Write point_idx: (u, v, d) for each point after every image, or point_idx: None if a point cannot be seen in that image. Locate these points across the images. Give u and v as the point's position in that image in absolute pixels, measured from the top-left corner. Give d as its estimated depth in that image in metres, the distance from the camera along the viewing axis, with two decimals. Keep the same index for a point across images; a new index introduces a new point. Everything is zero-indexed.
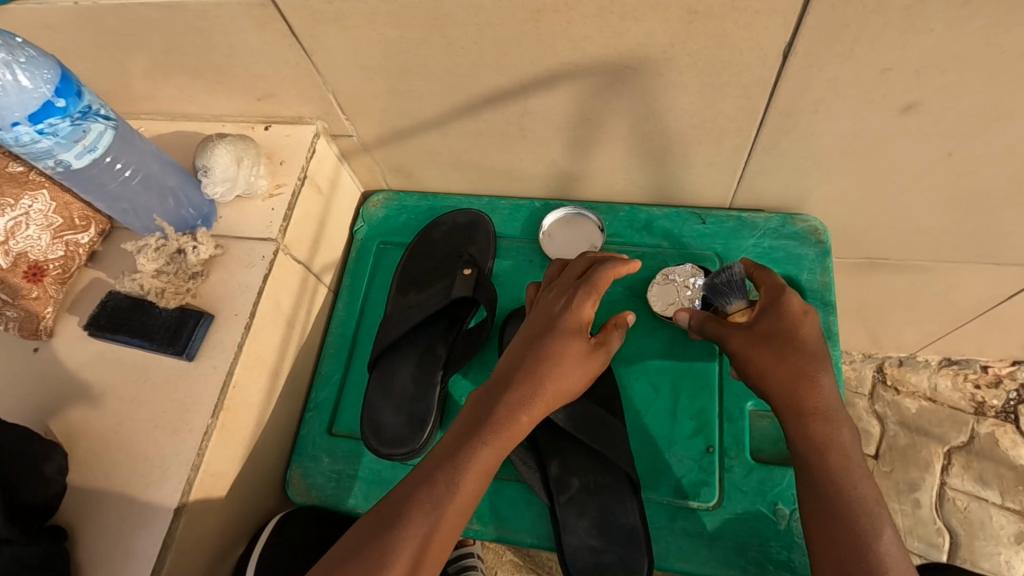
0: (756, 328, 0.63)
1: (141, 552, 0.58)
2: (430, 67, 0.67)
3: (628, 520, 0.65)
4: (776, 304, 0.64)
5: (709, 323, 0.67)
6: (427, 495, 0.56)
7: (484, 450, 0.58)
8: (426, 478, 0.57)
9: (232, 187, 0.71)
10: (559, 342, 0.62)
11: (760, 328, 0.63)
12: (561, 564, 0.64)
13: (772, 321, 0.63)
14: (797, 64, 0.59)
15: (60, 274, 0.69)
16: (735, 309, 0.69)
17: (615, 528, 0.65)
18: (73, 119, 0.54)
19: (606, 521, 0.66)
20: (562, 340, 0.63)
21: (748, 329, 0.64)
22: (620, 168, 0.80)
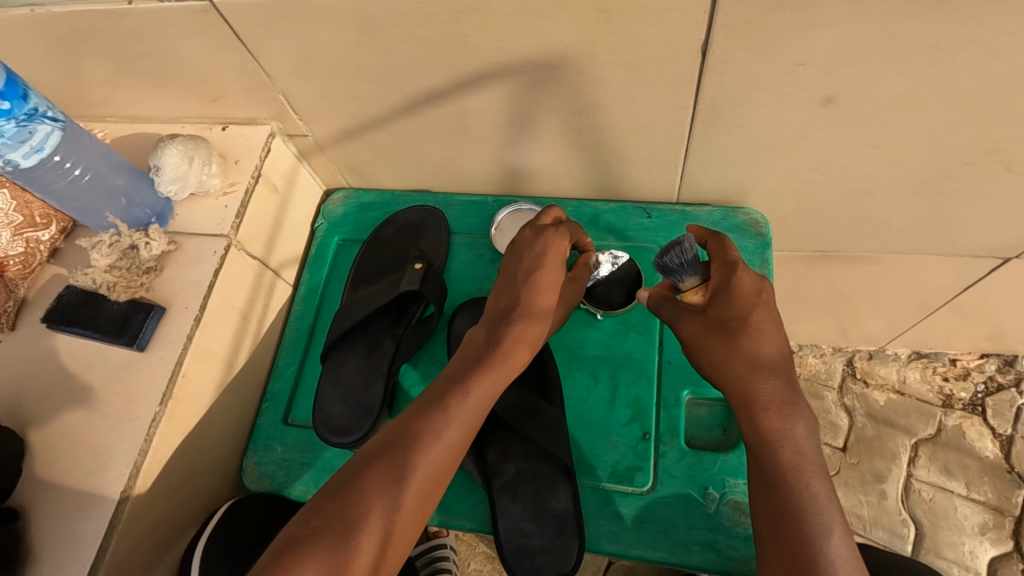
0: (709, 316, 0.63)
1: (87, 534, 0.61)
2: (368, 69, 0.69)
3: (560, 506, 0.67)
4: (728, 286, 0.63)
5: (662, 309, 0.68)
6: (427, 425, 0.58)
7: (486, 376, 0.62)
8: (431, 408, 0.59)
9: (184, 185, 0.73)
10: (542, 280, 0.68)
11: (713, 314, 0.63)
12: (495, 546, 0.66)
13: (726, 307, 0.63)
14: (716, 60, 0.61)
15: (20, 269, 0.72)
16: (689, 286, 0.68)
17: (548, 513, 0.67)
18: (17, 121, 0.56)
19: (539, 507, 0.67)
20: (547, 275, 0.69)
21: (703, 316, 0.64)
22: (565, 164, 0.82)
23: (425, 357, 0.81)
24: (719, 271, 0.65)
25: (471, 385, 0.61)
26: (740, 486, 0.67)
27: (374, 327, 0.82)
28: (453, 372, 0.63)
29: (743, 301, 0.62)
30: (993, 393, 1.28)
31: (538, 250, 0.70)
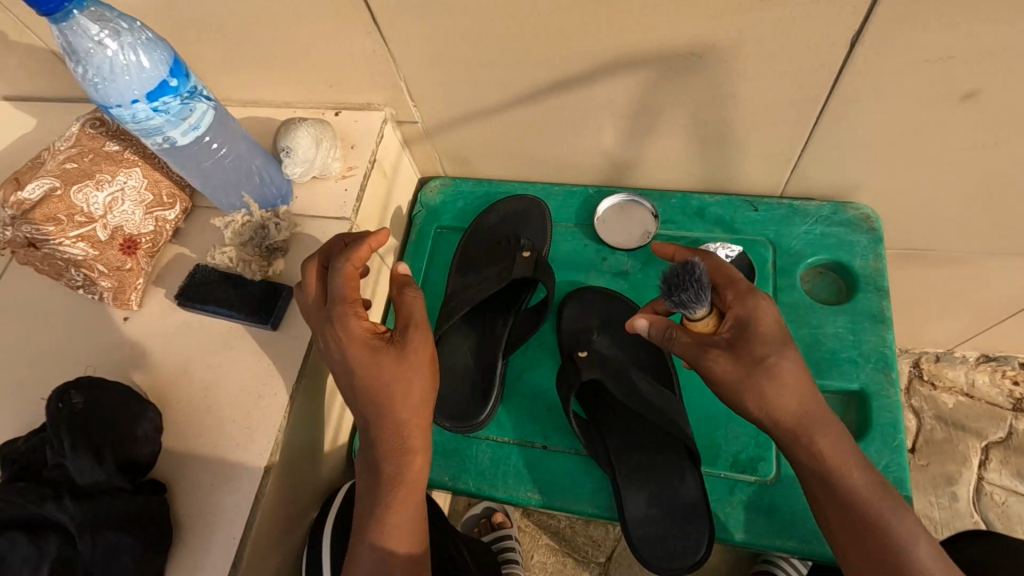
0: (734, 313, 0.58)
1: (233, 508, 0.61)
2: (499, 56, 0.70)
3: (688, 493, 0.68)
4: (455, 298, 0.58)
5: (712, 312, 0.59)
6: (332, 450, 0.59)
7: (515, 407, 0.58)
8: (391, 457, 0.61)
9: (308, 168, 0.74)
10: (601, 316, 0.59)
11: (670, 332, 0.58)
12: (623, 532, 0.68)
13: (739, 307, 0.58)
14: (863, 51, 0.61)
15: (150, 247, 0.73)
16: (699, 316, 0.57)
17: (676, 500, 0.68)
18: (182, 98, 0.57)
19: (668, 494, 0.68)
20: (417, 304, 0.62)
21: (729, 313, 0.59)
22: (675, 156, 0.82)
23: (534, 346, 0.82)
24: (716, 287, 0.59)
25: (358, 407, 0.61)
26: None
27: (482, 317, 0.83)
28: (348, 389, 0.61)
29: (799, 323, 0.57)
30: None
31: None
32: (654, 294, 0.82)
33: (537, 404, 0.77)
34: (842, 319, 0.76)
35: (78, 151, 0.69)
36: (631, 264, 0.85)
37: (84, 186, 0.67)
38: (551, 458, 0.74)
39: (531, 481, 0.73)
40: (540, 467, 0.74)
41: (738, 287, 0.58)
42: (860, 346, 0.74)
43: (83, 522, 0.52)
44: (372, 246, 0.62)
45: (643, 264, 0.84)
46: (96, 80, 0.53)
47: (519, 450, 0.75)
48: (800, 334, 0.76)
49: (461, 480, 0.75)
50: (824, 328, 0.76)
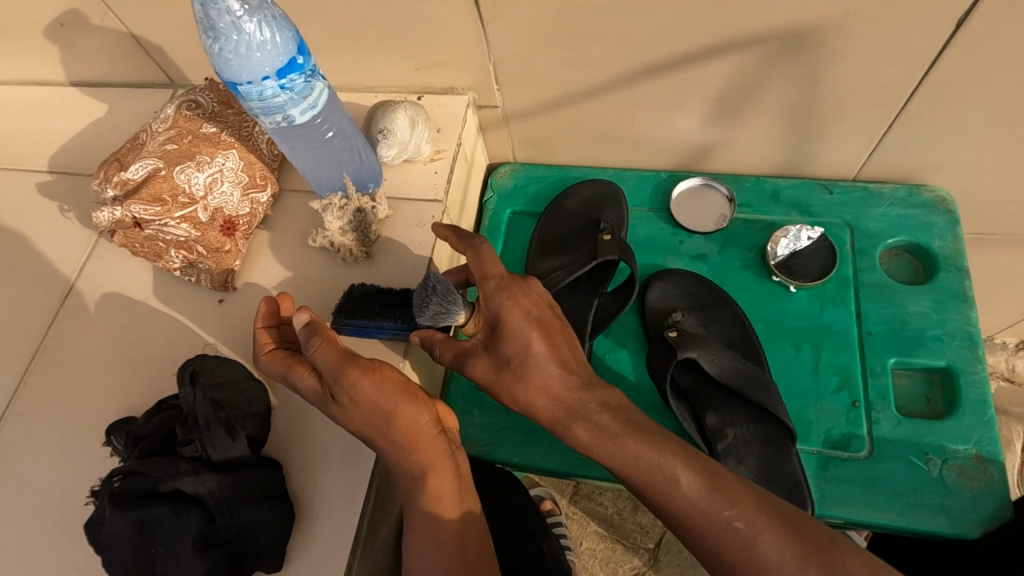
0: None
1: (348, 484, 0.61)
2: (598, 37, 0.70)
3: (790, 469, 0.68)
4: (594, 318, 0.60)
5: None
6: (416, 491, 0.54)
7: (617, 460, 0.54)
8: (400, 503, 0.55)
9: (402, 151, 0.74)
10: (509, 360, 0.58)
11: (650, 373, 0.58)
12: None
13: None
14: (969, 32, 0.62)
15: (246, 229, 0.74)
16: None
17: (779, 475, 0.68)
18: (305, 76, 0.58)
19: (771, 468, 0.69)
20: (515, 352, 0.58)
21: None
22: (755, 140, 0.83)
23: (617, 326, 0.82)
24: None
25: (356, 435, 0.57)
26: (962, 452, 0.69)
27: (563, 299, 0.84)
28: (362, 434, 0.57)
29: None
30: None
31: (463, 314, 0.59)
32: (734, 275, 0.84)
33: (625, 384, 0.78)
34: (925, 298, 0.77)
35: (176, 133, 0.69)
36: (710, 247, 0.86)
37: (186, 166, 0.67)
38: None
39: None
40: None
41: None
42: (944, 325, 0.76)
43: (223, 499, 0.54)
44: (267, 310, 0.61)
45: (722, 247, 0.85)
46: (231, 55, 0.53)
47: None
48: (884, 313, 0.77)
49: (554, 459, 0.76)
50: (908, 307, 0.77)
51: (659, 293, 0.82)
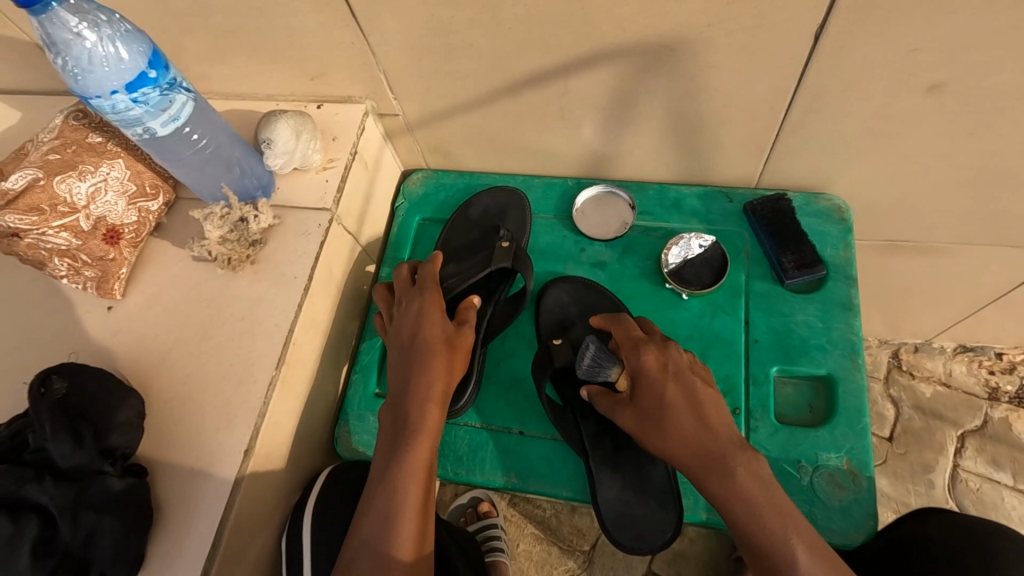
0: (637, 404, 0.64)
1: (212, 490, 0.64)
2: (476, 48, 0.71)
3: (658, 478, 0.72)
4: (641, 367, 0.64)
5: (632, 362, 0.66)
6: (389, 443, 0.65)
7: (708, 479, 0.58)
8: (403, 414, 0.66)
9: (290, 159, 0.76)
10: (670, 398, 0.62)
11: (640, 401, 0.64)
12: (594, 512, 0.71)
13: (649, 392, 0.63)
14: (827, 44, 0.63)
15: (133, 238, 0.75)
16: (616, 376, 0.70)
17: (647, 486, 0.72)
18: (161, 89, 0.59)
19: (639, 478, 0.72)
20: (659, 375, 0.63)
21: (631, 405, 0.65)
22: (651, 148, 0.84)
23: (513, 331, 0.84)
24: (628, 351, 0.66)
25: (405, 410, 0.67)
26: (834, 460, 0.70)
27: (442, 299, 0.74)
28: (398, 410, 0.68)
29: (654, 376, 0.63)
30: None
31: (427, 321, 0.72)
32: (631, 283, 0.84)
33: (516, 391, 0.80)
34: (812, 306, 0.79)
35: (60, 143, 0.70)
36: (609, 254, 0.87)
37: (67, 176, 0.68)
38: (527, 443, 0.78)
39: (508, 466, 0.77)
40: (516, 452, 0.77)
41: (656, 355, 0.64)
42: (829, 334, 0.77)
43: (62, 505, 0.57)
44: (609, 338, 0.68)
45: (620, 254, 0.86)
46: (76, 71, 0.54)
47: (497, 436, 0.79)
48: (771, 322, 0.79)
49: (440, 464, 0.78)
50: (795, 316, 0.79)
51: (554, 299, 0.84)
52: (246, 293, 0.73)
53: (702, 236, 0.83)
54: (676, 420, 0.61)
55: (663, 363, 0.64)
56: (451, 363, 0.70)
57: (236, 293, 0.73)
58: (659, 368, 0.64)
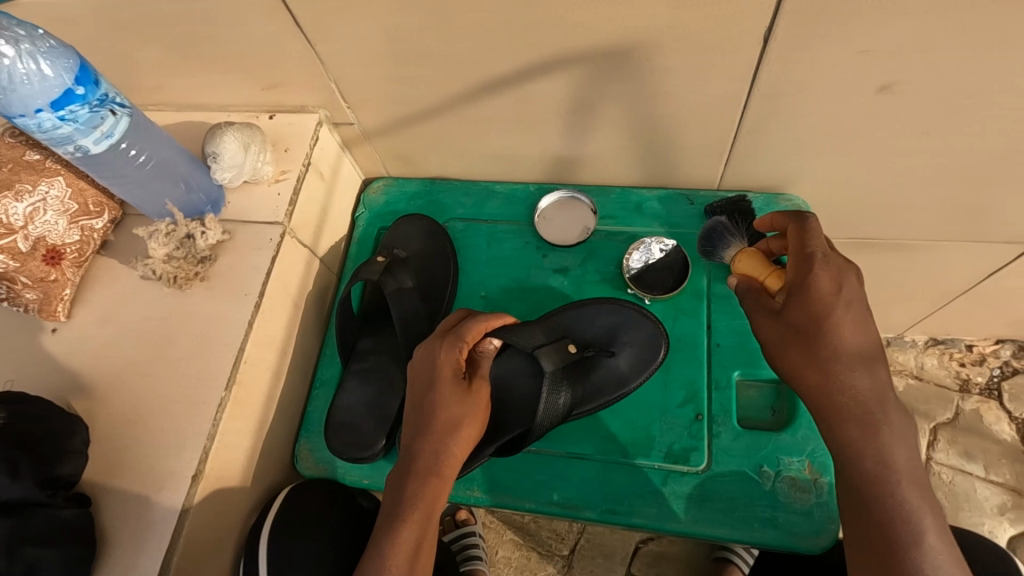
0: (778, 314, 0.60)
1: (161, 517, 0.62)
2: (428, 54, 0.69)
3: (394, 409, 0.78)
4: (813, 280, 0.57)
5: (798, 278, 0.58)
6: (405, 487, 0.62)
7: (843, 421, 0.55)
8: (406, 474, 0.62)
9: (239, 173, 0.74)
10: (838, 321, 0.56)
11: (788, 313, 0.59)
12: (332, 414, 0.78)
13: (801, 310, 0.57)
14: (779, 46, 0.62)
15: (77, 258, 0.73)
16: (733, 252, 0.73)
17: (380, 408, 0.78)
18: (91, 106, 0.57)
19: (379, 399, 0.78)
20: (856, 291, 0.57)
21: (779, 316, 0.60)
22: (612, 152, 0.83)
23: None
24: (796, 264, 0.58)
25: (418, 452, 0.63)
26: (795, 464, 0.70)
27: (510, 363, 0.79)
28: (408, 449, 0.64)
29: (827, 298, 0.56)
30: (1009, 377, 1.28)
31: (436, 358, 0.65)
32: (594, 288, 0.83)
33: None
34: None
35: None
36: (572, 260, 0.85)
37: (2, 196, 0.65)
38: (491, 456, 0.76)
39: (471, 479, 0.75)
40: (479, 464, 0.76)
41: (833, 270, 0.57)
42: None
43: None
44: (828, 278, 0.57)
45: (584, 261, 0.84)
46: None
47: None
48: (734, 325, 0.78)
49: None
50: None
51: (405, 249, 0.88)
52: (196, 311, 0.71)
53: (666, 241, 0.83)
54: (830, 354, 0.56)
55: (837, 285, 0.56)
56: (462, 422, 0.64)
57: (186, 311, 0.71)
58: (834, 290, 0.56)
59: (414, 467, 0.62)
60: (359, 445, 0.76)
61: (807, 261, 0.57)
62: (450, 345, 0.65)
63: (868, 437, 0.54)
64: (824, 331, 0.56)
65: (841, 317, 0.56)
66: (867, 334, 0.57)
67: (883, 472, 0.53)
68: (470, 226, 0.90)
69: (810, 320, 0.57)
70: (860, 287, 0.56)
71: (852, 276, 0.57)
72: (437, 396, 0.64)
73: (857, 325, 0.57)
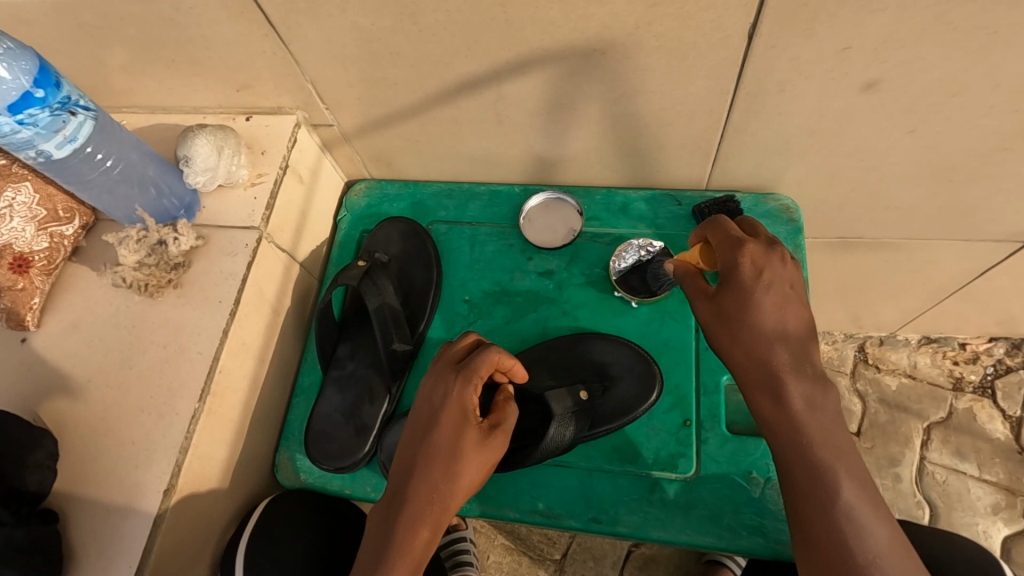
0: (715, 301, 0.60)
1: (132, 533, 0.61)
2: (401, 54, 0.67)
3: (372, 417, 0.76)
4: (734, 266, 0.59)
5: (727, 261, 0.59)
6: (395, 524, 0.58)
7: (759, 400, 0.58)
8: (397, 508, 0.58)
9: (213, 176, 0.73)
10: (760, 302, 0.58)
11: (721, 299, 0.60)
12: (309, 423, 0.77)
13: (733, 296, 0.59)
14: (760, 44, 0.60)
15: (46, 265, 0.70)
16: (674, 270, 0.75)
17: (355, 416, 0.76)
18: (52, 110, 0.58)
19: (357, 407, 0.77)
20: (778, 272, 0.58)
21: (710, 299, 0.61)
22: (595, 152, 0.81)
23: None
24: (724, 246, 0.60)
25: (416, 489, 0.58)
26: None
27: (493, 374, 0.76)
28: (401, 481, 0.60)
29: (746, 281, 0.58)
30: (1002, 375, 1.27)
31: (450, 391, 0.61)
32: (578, 291, 0.81)
33: None
34: None
35: None
36: (557, 263, 0.83)
37: None
38: None
39: None
40: None
41: (754, 254, 0.58)
42: None
43: None
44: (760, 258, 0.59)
45: (568, 262, 0.83)
46: None
47: None
48: None
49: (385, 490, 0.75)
50: None
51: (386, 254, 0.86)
52: (168, 319, 0.70)
53: (651, 242, 0.81)
54: (757, 334, 0.58)
55: (758, 268, 0.58)
56: (467, 468, 0.59)
57: (158, 319, 0.70)
58: (753, 272, 0.58)
59: (406, 509, 0.58)
60: (339, 455, 0.75)
61: (731, 249, 0.59)
62: (464, 380, 0.60)
63: (785, 416, 0.57)
64: (750, 314, 0.58)
65: (763, 298, 0.58)
66: (788, 311, 0.58)
67: (801, 444, 0.56)
68: (453, 229, 0.88)
69: (731, 303, 0.59)
70: (780, 268, 0.58)
71: (777, 258, 0.59)
72: (442, 438, 0.59)
73: (780, 303, 0.58)
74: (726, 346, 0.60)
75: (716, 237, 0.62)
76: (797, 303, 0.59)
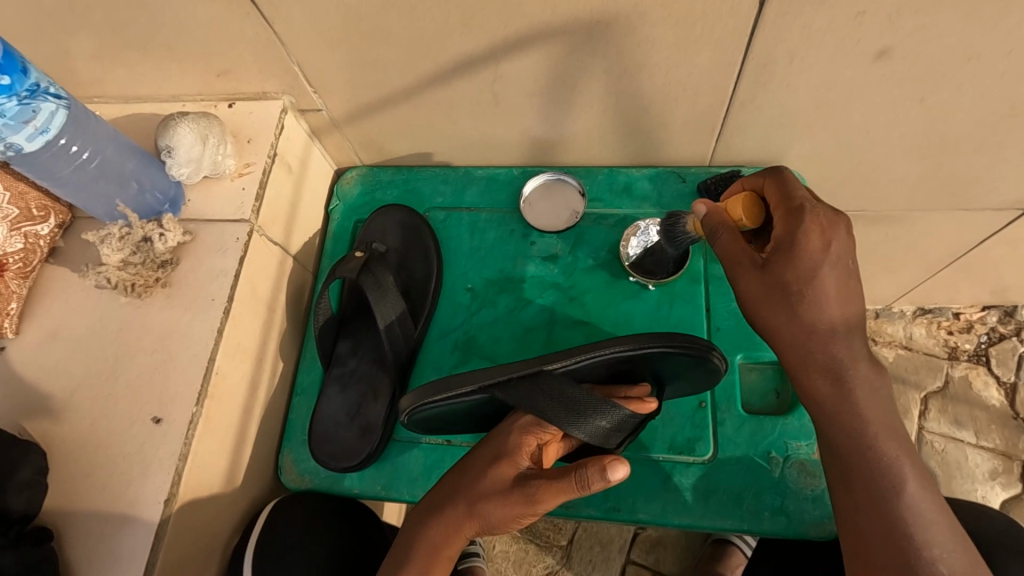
0: (768, 272, 0.55)
1: (132, 548, 0.57)
2: (391, 32, 0.63)
3: (375, 415, 0.74)
4: (797, 234, 0.54)
5: (795, 227, 0.54)
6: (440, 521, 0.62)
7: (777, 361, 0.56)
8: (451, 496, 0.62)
9: (197, 168, 0.69)
10: (824, 274, 0.54)
11: (772, 269, 0.55)
12: (311, 425, 0.74)
13: (791, 266, 0.54)
14: (771, 12, 0.58)
15: (21, 268, 0.66)
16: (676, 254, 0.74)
17: (360, 414, 0.74)
18: (20, 98, 0.54)
19: (359, 407, 0.75)
20: (844, 246, 0.54)
21: (763, 270, 0.56)
22: (597, 132, 0.78)
23: (463, 339, 0.79)
24: (785, 214, 0.55)
25: (471, 500, 0.60)
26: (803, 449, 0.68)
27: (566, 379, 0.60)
28: (466, 495, 0.61)
29: (812, 254, 0.54)
30: (996, 343, 1.28)
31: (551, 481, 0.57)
32: (585, 277, 0.79)
33: None
34: None
35: None
36: (561, 247, 0.81)
37: None
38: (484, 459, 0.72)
39: None
40: None
41: (821, 222, 0.54)
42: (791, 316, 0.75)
43: None
44: (827, 227, 0.54)
45: (573, 246, 0.80)
46: None
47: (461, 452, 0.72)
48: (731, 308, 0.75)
49: (396, 488, 0.72)
50: None
51: (388, 242, 0.83)
52: (157, 321, 0.66)
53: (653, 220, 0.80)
54: (820, 302, 0.54)
55: (826, 240, 0.54)
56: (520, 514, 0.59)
57: (147, 321, 0.66)
58: (822, 245, 0.53)
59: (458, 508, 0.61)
60: (343, 456, 0.72)
61: (796, 215, 0.54)
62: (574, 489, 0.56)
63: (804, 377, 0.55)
64: (807, 287, 0.54)
65: (826, 272, 0.54)
66: (849, 287, 0.54)
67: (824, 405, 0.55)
68: (451, 216, 0.85)
69: (789, 275, 0.54)
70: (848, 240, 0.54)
71: (843, 227, 0.54)
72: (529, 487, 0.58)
73: (843, 277, 0.54)
74: (778, 314, 0.55)
75: (775, 196, 0.58)
76: (854, 279, 0.55)
